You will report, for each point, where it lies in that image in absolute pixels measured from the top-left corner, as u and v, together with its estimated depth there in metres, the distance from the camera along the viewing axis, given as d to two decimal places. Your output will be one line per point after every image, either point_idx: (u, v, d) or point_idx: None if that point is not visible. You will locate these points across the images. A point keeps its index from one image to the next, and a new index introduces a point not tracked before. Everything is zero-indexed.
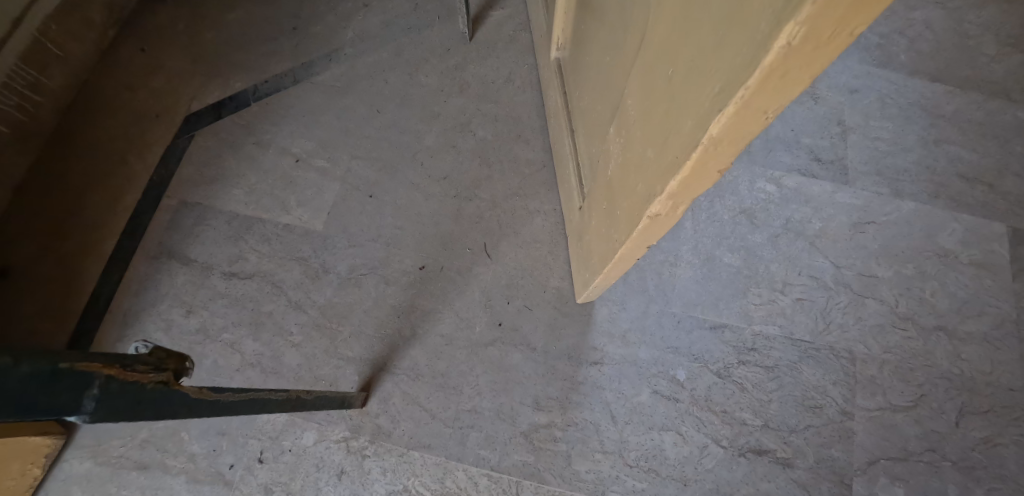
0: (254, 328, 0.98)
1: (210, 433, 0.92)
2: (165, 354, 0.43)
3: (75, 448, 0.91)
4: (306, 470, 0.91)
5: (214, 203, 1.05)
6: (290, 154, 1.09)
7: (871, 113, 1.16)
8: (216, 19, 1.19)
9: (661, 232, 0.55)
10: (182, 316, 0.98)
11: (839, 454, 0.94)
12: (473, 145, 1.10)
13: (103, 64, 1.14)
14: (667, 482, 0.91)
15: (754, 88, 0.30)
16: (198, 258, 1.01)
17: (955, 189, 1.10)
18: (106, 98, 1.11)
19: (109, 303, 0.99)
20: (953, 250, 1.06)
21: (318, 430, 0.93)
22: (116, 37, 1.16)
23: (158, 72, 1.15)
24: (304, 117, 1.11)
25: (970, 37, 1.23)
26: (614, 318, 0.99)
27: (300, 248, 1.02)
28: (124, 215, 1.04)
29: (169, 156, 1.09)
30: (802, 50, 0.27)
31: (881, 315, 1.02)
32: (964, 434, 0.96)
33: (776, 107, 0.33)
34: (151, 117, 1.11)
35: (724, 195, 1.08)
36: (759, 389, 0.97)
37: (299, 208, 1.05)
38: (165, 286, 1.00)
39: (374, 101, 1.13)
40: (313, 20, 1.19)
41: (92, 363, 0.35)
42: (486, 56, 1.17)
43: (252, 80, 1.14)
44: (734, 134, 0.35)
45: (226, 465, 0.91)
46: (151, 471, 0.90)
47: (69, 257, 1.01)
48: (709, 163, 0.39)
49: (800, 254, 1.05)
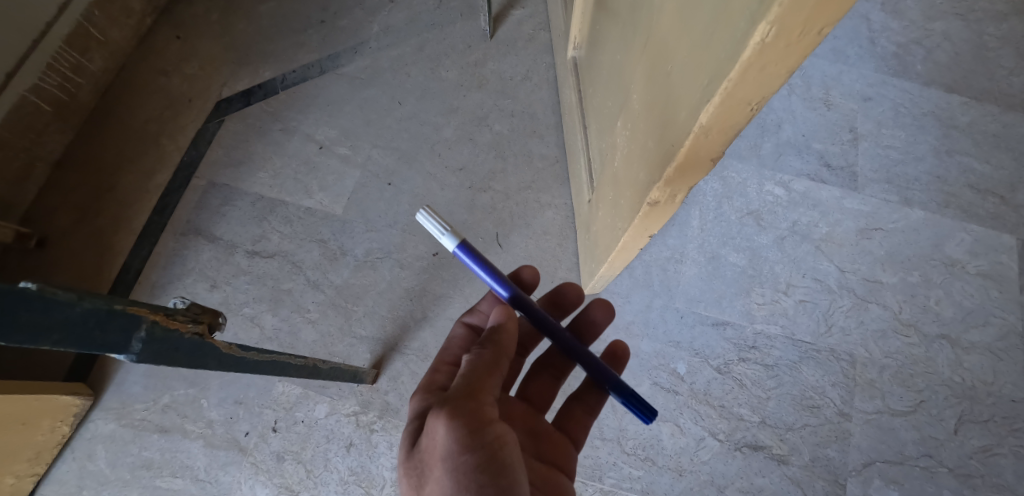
0: (273, 304, 1.02)
1: (227, 402, 0.97)
2: (201, 309, 0.47)
3: (101, 409, 0.96)
4: (317, 441, 0.95)
5: (240, 184, 1.10)
6: (314, 141, 1.13)
7: (884, 121, 1.17)
8: (248, 10, 1.24)
9: (662, 220, 0.58)
10: (206, 290, 1.03)
11: (834, 454, 0.96)
12: (489, 138, 1.13)
13: (141, 50, 1.20)
14: (663, 472, 0.95)
15: (736, 79, 0.34)
16: (223, 236, 1.07)
17: (965, 199, 1.11)
18: (143, 81, 1.17)
19: (138, 275, 1.04)
20: (960, 260, 1.07)
21: (330, 403, 0.97)
22: (154, 24, 1.22)
23: (192, 59, 1.20)
24: (329, 106, 1.16)
25: (989, 48, 1.24)
26: (618, 310, 1.02)
27: (320, 230, 1.07)
28: (155, 192, 1.10)
29: (200, 138, 1.14)
30: (775, 46, 0.31)
31: (883, 320, 1.03)
32: (962, 442, 0.97)
33: (759, 99, 0.36)
34: (185, 100, 1.17)
35: (732, 196, 1.10)
36: (757, 385, 0.99)
37: (320, 193, 1.10)
38: (191, 261, 1.05)
39: (396, 93, 1.17)
40: (339, 14, 1.24)
41: (141, 308, 0.41)
42: (506, 54, 1.20)
43: (281, 68, 1.19)
44: (722, 124, 0.39)
45: (242, 432, 0.95)
46: (170, 435, 0.95)
47: (102, 230, 1.07)
48: (701, 152, 0.43)
49: (805, 256, 1.07)
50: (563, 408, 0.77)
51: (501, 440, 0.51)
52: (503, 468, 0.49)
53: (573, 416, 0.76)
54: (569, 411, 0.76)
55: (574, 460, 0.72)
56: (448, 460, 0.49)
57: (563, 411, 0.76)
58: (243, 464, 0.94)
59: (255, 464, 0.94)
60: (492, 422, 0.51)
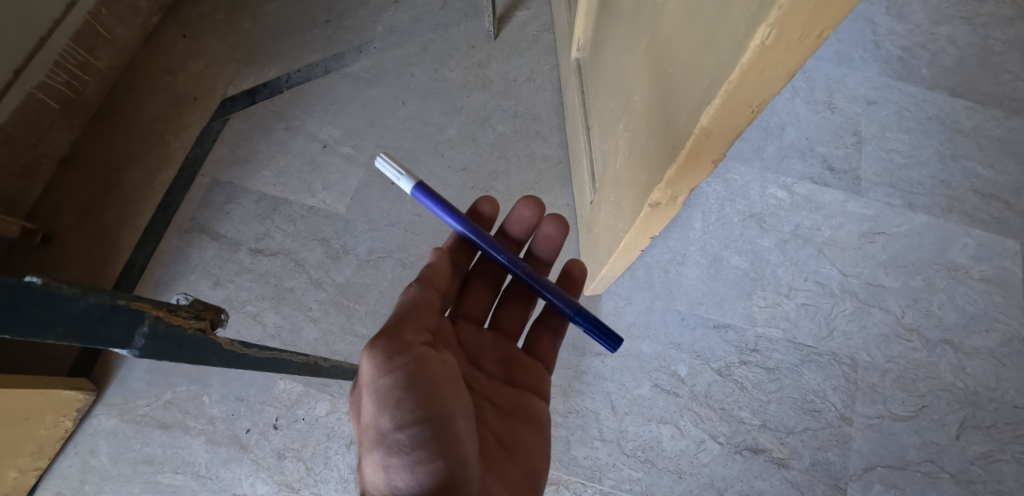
0: (276, 302, 1.03)
1: (229, 399, 0.97)
2: (204, 306, 0.47)
3: (103, 405, 0.97)
4: (318, 438, 0.95)
5: (244, 183, 1.11)
6: (318, 140, 1.14)
7: (888, 125, 1.17)
8: (253, 9, 1.25)
9: (663, 221, 0.58)
10: (209, 288, 1.04)
11: (835, 458, 0.96)
12: (492, 139, 1.14)
13: (147, 49, 1.20)
14: (662, 474, 0.95)
15: (736, 81, 0.34)
16: (226, 234, 1.07)
17: (969, 204, 1.11)
18: (148, 79, 1.18)
19: (142, 271, 1.05)
20: (964, 265, 1.07)
21: (331, 402, 0.97)
22: (160, 22, 1.23)
23: (198, 57, 1.21)
24: (333, 106, 1.16)
25: (995, 53, 1.23)
26: (619, 312, 1.02)
27: (323, 229, 1.07)
28: (160, 190, 1.10)
29: (205, 137, 1.14)
30: (775, 49, 0.31)
31: (885, 324, 1.03)
32: (964, 447, 0.96)
33: (760, 102, 0.36)
34: (190, 99, 1.17)
35: (734, 198, 1.10)
36: (758, 389, 0.99)
37: (323, 192, 1.10)
38: (195, 258, 1.06)
39: (400, 93, 1.17)
40: (344, 14, 1.24)
41: (144, 303, 0.41)
42: (510, 55, 1.21)
43: (285, 68, 1.20)
44: (723, 125, 0.39)
45: (243, 429, 0.96)
46: (172, 431, 0.96)
47: (107, 227, 1.08)
48: (702, 154, 0.43)
49: (807, 259, 1.06)
50: (531, 333, 0.78)
51: (421, 358, 0.53)
52: (423, 389, 0.51)
53: (541, 341, 0.77)
54: (537, 336, 0.77)
55: (546, 382, 0.75)
56: (370, 386, 0.51)
57: (532, 336, 0.78)
58: (244, 461, 0.94)
59: (256, 461, 0.94)
60: (410, 349, 0.53)
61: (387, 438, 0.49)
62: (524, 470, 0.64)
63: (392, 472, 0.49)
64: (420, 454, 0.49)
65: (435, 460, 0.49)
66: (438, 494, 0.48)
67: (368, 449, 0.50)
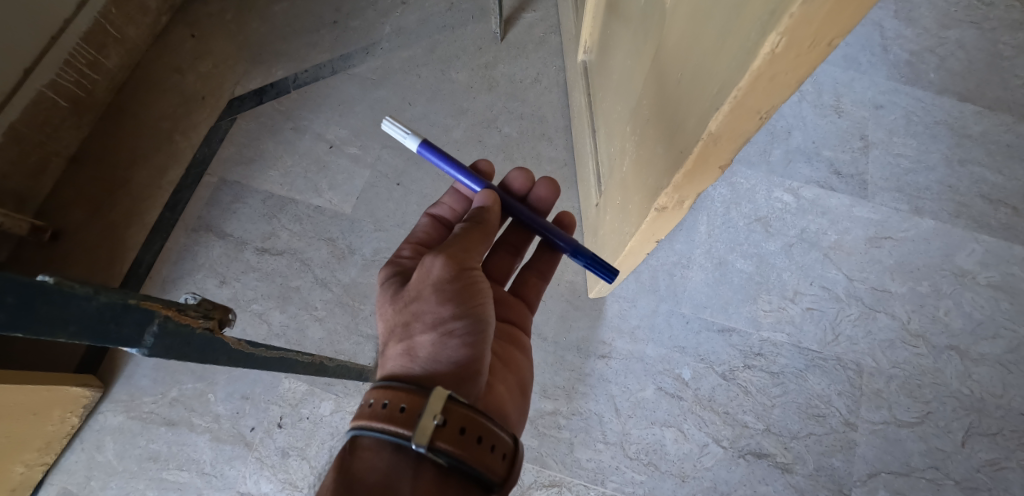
0: (281, 301, 1.03)
1: (234, 397, 0.98)
2: (213, 305, 0.47)
3: (110, 401, 0.98)
4: (322, 437, 0.96)
5: (251, 182, 1.11)
6: (325, 140, 1.14)
7: (895, 129, 1.16)
8: (262, 10, 1.25)
9: (669, 225, 0.58)
10: (215, 286, 1.04)
11: (839, 464, 0.95)
12: (498, 140, 1.14)
13: (156, 47, 1.21)
14: (665, 477, 0.95)
15: (746, 89, 0.34)
16: (233, 233, 1.08)
17: (977, 209, 1.10)
18: (157, 78, 1.19)
19: (149, 270, 1.06)
20: (971, 270, 1.06)
21: (335, 401, 0.98)
22: (169, 22, 1.24)
23: (206, 57, 1.21)
24: (340, 106, 1.17)
25: (1004, 58, 1.22)
26: (624, 314, 1.02)
27: (329, 229, 1.08)
28: (167, 188, 1.11)
29: (212, 136, 1.15)
30: (785, 57, 0.31)
31: (891, 330, 1.02)
32: (969, 454, 0.96)
33: (768, 109, 0.36)
34: (198, 98, 1.18)
35: (740, 202, 1.10)
36: (763, 393, 0.99)
37: (329, 192, 1.11)
38: (202, 257, 1.06)
39: (407, 94, 1.18)
40: (352, 15, 1.25)
41: (154, 303, 0.42)
42: (516, 57, 1.21)
43: (293, 68, 1.20)
44: (731, 132, 0.39)
45: (248, 428, 0.96)
46: (178, 428, 0.97)
47: (115, 225, 1.09)
48: (710, 159, 0.43)
49: (813, 264, 1.06)
50: (519, 275, 0.80)
51: (476, 272, 0.61)
52: (478, 296, 0.59)
53: (528, 283, 0.79)
54: (524, 277, 0.79)
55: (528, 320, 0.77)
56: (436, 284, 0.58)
57: (520, 278, 0.79)
58: (249, 459, 0.95)
59: (260, 459, 0.95)
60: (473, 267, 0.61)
61: (442, 324, 0.57)
62: (517, 380, 0.70)
63: (439, 349, 0.56)
64: (466, 339, 0.57)
65: (476, 348, 0.57)
66: (471, 374, 0.56)
67: (419, 332, 0.57)
